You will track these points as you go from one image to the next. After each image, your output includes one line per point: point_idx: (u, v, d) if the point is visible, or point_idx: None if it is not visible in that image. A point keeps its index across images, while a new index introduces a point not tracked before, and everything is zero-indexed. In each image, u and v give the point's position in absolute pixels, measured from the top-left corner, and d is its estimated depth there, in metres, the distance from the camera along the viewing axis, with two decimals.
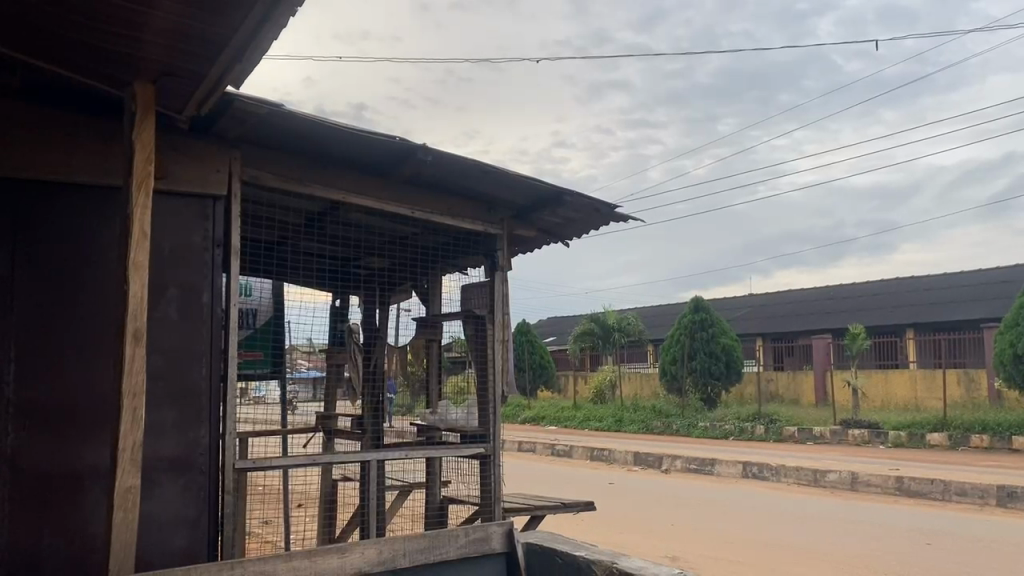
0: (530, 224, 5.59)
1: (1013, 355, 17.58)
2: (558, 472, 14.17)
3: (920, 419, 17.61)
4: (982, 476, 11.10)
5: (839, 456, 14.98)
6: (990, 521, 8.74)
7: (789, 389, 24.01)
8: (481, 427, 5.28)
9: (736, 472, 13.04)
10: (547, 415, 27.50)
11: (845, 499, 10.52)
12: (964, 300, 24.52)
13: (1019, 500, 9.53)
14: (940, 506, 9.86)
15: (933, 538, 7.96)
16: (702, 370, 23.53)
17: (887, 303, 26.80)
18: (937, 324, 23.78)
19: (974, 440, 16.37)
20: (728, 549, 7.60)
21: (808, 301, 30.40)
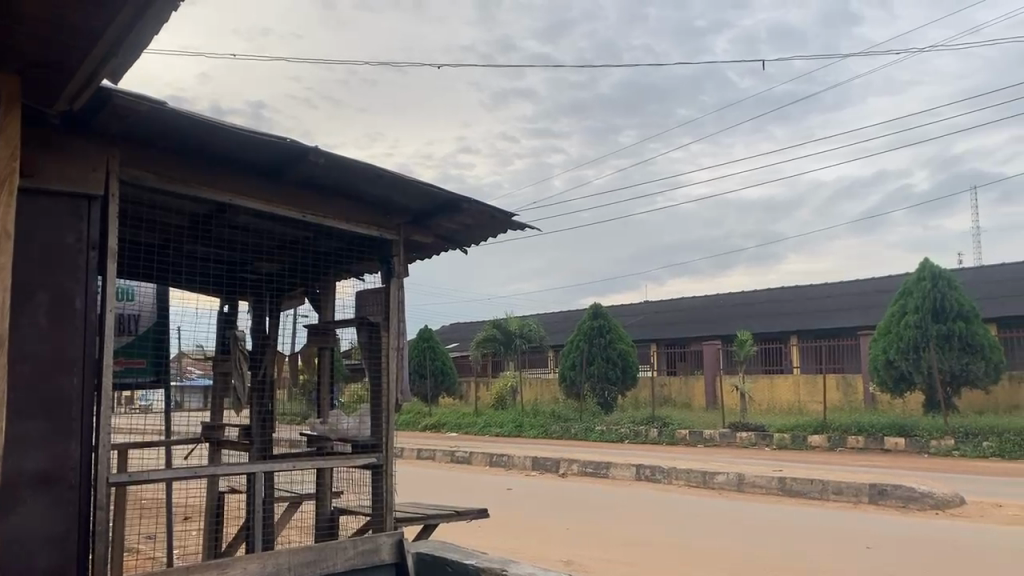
0: (426, 230, 5.53)
1: (886, 361, 18.67)
2: (457, 477, 14.13)
3: (802, 422, 18.50)
4: (857, 475, 11.77)
5: (727, 457, 15.57)
6: (864, 518, 9.25)
7: (681, 392, 24.80)
8: (373, 437, 5.20)
9: (629, 475, 13.36)
10: (448, 421, 27.40)
11: (731, 499, 10.93)
12: (844, 309, 25.93)
13: (888, 497, 10.15)
14: (820, 505, 10.37)
15: (810, 534, 8.37)
16: (600, 375, 24.00)
17: (774, 310, 28.06)
18: (818, 331, 25.06)
19: (850, 440, 17.35)
20: (621, 552, 7.73)
21: (700, 308, 31.53)
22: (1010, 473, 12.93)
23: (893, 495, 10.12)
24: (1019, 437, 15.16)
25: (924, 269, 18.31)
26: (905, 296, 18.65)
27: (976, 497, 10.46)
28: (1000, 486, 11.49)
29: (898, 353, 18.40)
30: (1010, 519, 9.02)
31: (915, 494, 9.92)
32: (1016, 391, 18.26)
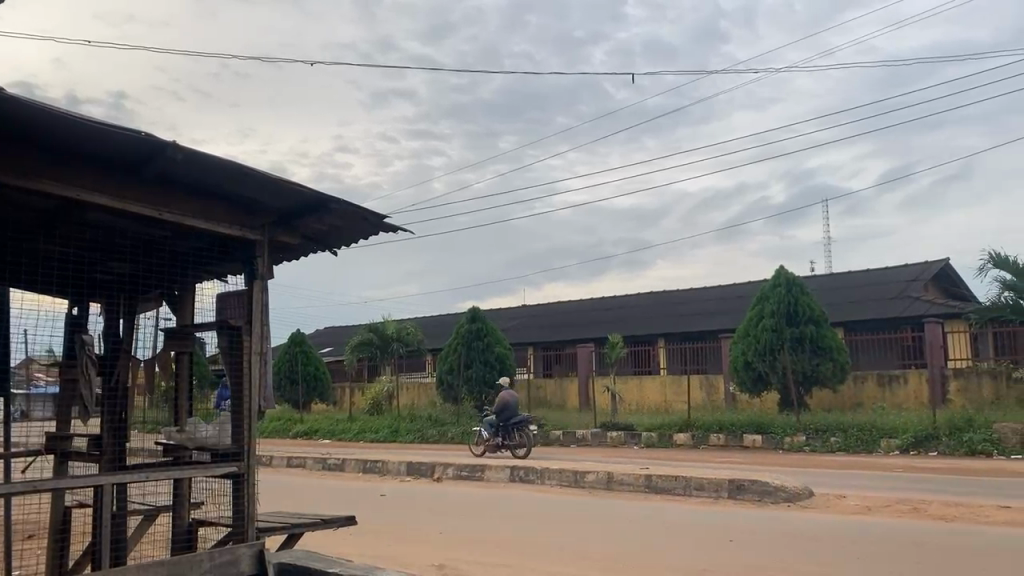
0: (292, 231, 5.38)
1: (744, 362, 19.72)
2: (329, 486, 13.76)
3: (669, 420, 19.28)
4: (716, 471, 12.37)
5: (599, 457, 15.99)
6: (722, 512, 9.74)
7: (556, 394, 25.30)
8: (233, 445, 5.01)
9: (504, 477, 13.48)
10: (321, 428, 26.71)
11: (602, 498, 11.22)
12: (708, 313, 27.21)
13: (745, 491, 10.70)
14: (683, 500, 10.83)
15: (673, 529, 8.75)
16: (477, 378, 24.13)
17: (644, 314, 29.08)
18: (684, 334, 26.22)
19: (713, 438, 18.23)
20: (493, 554, 7.80)
21: (574, 311, 32.27)
22: (854, 466, 13.94)
23: (749, 490, 10.68)
24: (862, 432, 16.40)
25: (778, 276, 19.49)
26: (762, 301, 19.75)
27: (823, 490, 11.20)
28: (845, 478, 12.37)
29: (756, 356, 19.49)
30: (854, 509, 9.73)
31: (769, 488, 10.53)
32: (859, 390, 19.74)
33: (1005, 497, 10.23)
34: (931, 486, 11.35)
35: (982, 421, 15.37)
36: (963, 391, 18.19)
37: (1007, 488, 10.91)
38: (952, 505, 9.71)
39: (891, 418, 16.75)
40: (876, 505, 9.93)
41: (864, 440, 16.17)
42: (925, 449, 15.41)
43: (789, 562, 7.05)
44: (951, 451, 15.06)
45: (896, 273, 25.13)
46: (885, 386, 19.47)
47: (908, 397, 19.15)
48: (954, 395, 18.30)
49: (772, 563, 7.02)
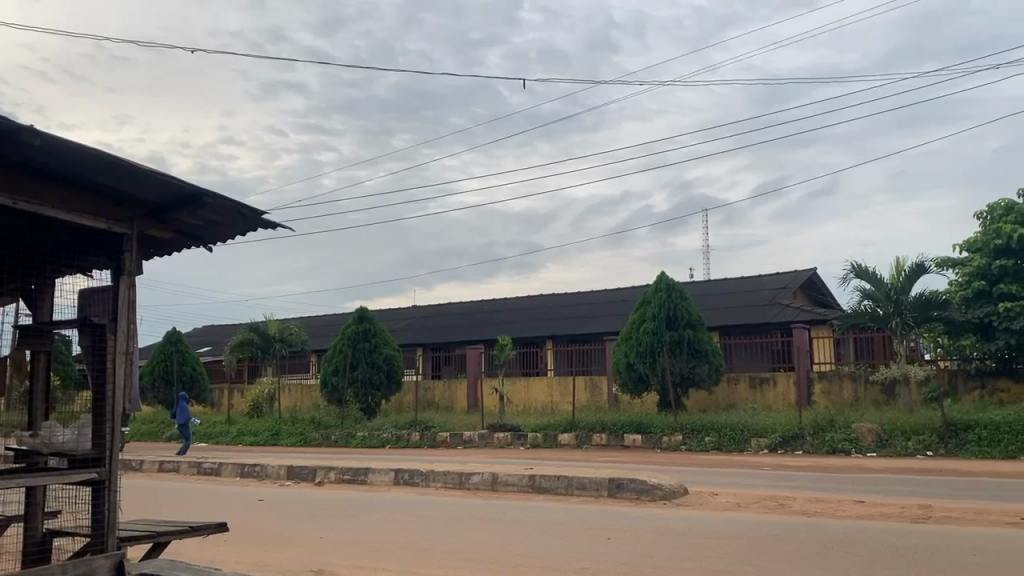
0: (163, 225, 5.14)
1: (626, 364, 20.26)
2: (203, 490, 13.19)
3: (554, 421, 19.58)
4: (596, 470, 12.69)
5: (484, 458, 16.09)
6: (602, 510, 9.96)
7: (444, 396, 25.29)
8: (94, 450, 4.73)
9: (387, 479, 13.35)
10: (197, 431, 25.58)
11: (484, 499, 11.29)
12: (595, 315, 27.82)
13: (624, 490, 10.99)
14: (564, 500, 11.03)
15: (553, 528, 8.86)
16: (363, 380, 23.75)
17: (532, 316, 29.44)
18: (571, 336, 26.73)
19: (595, 438, 18.67)
20: (375, 557, 7.69)
21: (465, 312, 32.31)
22: (726, 464, 14.58)
23: (628, 489, 10.97)
24: (734, 431, 17.17)
25: (658, 281, 20.20)
26: (644, 305, 20.43)
27: (697, 487, 11.66)
28: (718, 476, 12.92)
29: (638, 357, 20.08)
30: (725, 506, 10.17)
31: (647, 487, 10.85)
32: (732, 392, 20.69)
33: (860, 492, 10.95)
34: (795, 482, 12.01)
35: (842, 421, 16.40)
36: (826, 393, 19.41)
37: (862, 484, 11.69)
38: (814, 501, 10.30)
39: (761, 418, 17.63)
40: (745, 501, 10.41)
41: (736, 438, 16.96)
42: (792, 448, 16.34)
43: (665, 558, 7.26)
44: (814, 450, 16.01)
45: (768, 280, 26.48)
46: (755, 388, 20.47)
47: (777, 398, 20.17)
48: (818, 395, 19.58)
49: (649, 560, 7.19)
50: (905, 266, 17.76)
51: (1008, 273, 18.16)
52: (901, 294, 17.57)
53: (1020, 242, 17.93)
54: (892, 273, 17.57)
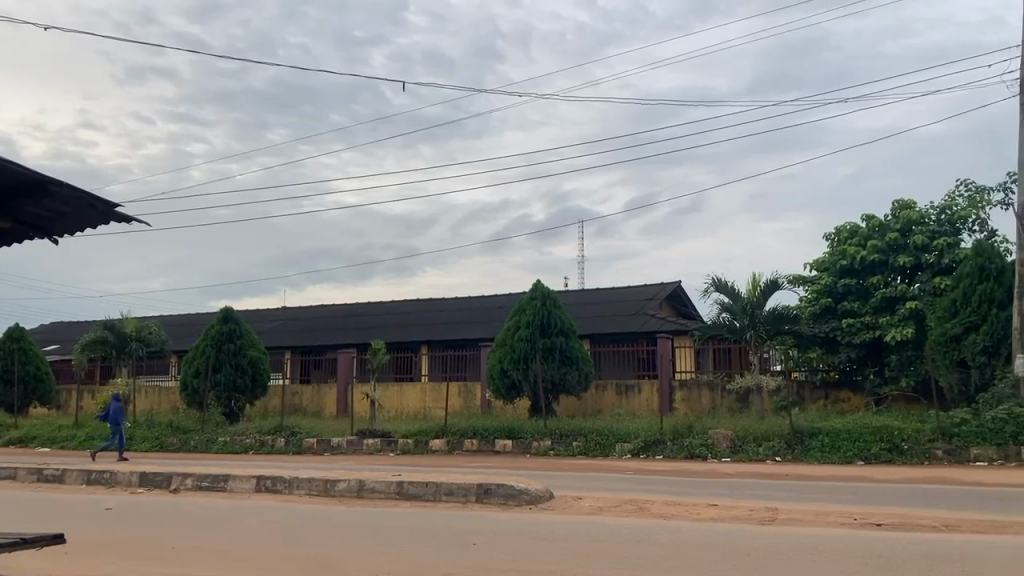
0: (3, 215, 4.78)
1: (500, 370, 20.42)
2: (43, 499, 12.25)
3: (426, 427, 19.48)
4: (465, 476, 12.71)
5: (352, 464, 15.81)
6: (469, 515, 10.02)
7: (312, 401, 24.70)
8: None
9: (248, 487, 12.85)
10: (39, 435, 23.74)
11: (350, 506, 11.09)
12: (469, 321, 27.92)
13: (491, 496, 11.08)
14: (432, 506, 11.00)
15: (420, 534, 8.84)
16: (226, 384, 22.87)
17: (406, 320, 29.22)
18: (446, 342, 26.75)
19: (467, 443, 18.73)
20: (233, 567, 7.42)
21: (337, 315, 31.64)
22: (591, 469, 14.97)
23: (495, 494, 11.07)
24: (600, 437, 17.68)
25: (534, 288, 20.57)
26: (518, 312, 20.73)
27: (561, 491, 11.91)
28: (585, 481, 13.22)
29: (511, 363, 20.29)
30: (588, 510, 10.46)
31: (514, 492, 11.00)
32: (599, 398, 21.29)
33: (714, 495, 11.52)
34: (655, 486, 12.52)
35: (700, 427, 17.16)
36: (686, 399, 20.31)
37: (716, 488, 12.32)
38: (671, 504, 10.78)
39: (625, 424, 18.21)
40: (607, 505, 10.75)
41: (601, 443, 17.52)
42: (653, 452, 17.00)
43: (530, 562, 7.40)
44: (674, 454, 16.73)
45: (637, 292, 27.43)
46: (621, 395, 21.15)
47: (641, 404, 20.88)
48: (679, 402, 20.37)
49: (513, 564, 7.31)
50: (760, 281, 18.90)
51: (851, 292, 19.57)
52: (756, 308, 18.70)
53: (862, 263, 19.39)
54: (748, 288, 18.63)
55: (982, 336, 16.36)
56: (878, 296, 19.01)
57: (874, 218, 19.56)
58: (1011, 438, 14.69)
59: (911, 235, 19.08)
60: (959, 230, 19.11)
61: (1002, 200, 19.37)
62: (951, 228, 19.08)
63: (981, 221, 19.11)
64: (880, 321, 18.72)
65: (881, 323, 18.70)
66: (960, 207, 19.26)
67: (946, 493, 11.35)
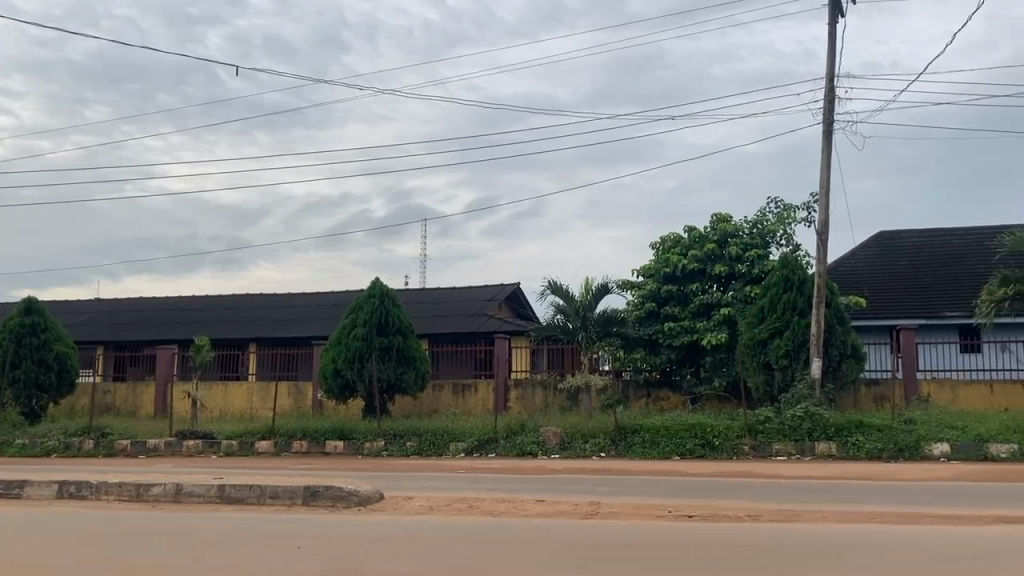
0: None
1: (334, 369, 19.97)
2: None
3: (252, 427, 18.74)
4: (291, 478, 12.33)
5: (167, 468, 14.90)
6: (294, 518, 9.74)
7: (127, 400, 23.08)
8: None
9: (48, 493, 11.81)
10: None
11: (165, 511, 10.46)
12: (303, 318, 27.10)
13: (319, 497, 10.82)
14: (255, 510, 10.59)
15: (240, 539, 8.49)
16: (26, 381, 20.89)
17: (235, 316, 27.91)
18: (277, 339, 25.84)
19: (295, 445, 18.18)
20: None
21: (157, 309, 29.71)
22: (422, 469, 14.93)
23: (323, 495, 10.82)
24: (434, 436, 17.72)
25: (372, 286, 20.31)
26: (355, 311, 20.39)
27: (391, 491, 11.81)
28: (417, 481, 13.16)
29: (345, 363, 19.88)
30: (417, 509, 10.45)
31: (343, 493, 10.78)
32: (435, 398, 21.36)
33: (541, 492, 11.86)
34: (486, 484, 12.70)
35: (531, 425, 17.59)
36: (520, 399, 20.83)
37: (544, 484, 12.66)
38: (500, 501, 10.99)
39: (458, 423, 18.35)
40: (437, 504, 10.79)
41: (434, 443, 17.56)
42: (485, 451, 17.24)
43: (357, 564, 7.29)
44: (506, 452, 17.06)
45: (476, 292, 27.70)
46: (457, 394, 21.32)
47: (475, 404, 21.14)
48: (513, 401, 20.88)
49: (340, 568, 7.17)
50: (592, 285, 19.66)
51: (672, 297, 20.72)
52: (587, 310, 19.50)
53: (683, 270, 20.64)
54: (581, 291, 19.36)
55: (786, 340, 17.90)
56: (697, 302, 20.27)
57: (695, 229, 20.87)
58: (808, 434, 16.15)
59: (727, 246, 20.55)
60: (768, 244, 20.79)
61: (805, 218, 21.27)
62: (762, 242, 20.72)
63: (787, 237, 20.87)
64: (698, 325, 19.95)
65: (699, 328, 19.93)
66: (770, 223, 20.97)
67: (751, 486, 12.28)
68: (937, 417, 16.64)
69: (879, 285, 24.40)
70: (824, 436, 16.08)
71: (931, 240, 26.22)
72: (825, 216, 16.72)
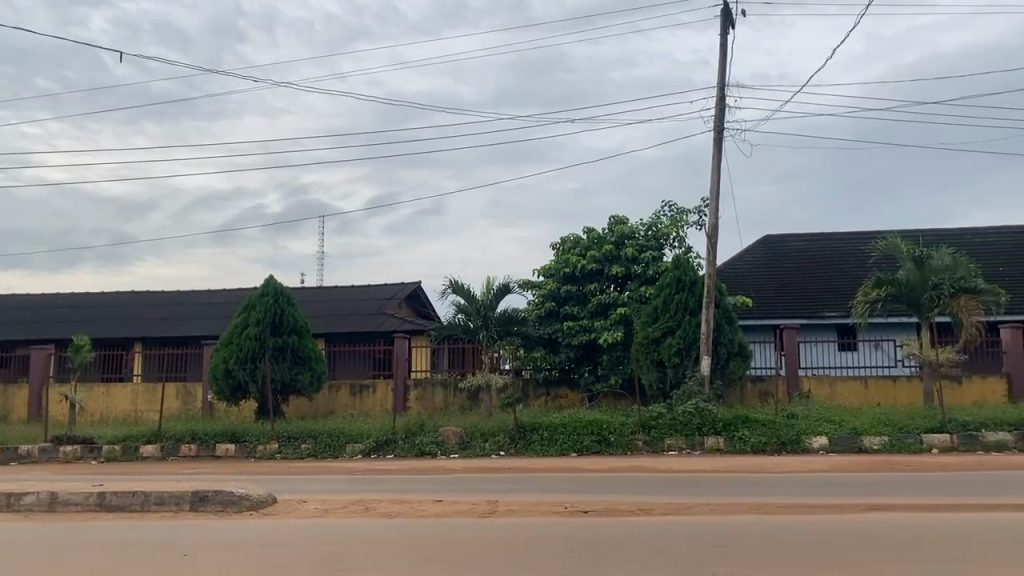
0: None
1: (224, 370, 19.32)
2: None
3: (137, 431, 17.91)
4: (178, 483, 11.84)
5: (41, 476, 14.04)
6: (179, 525, 9.35)
7: None
8: None
9: None
10: None
11: (37, 521, 9.86)
12: (193, 317, 26.06)
13: (207, 503, 10.44)
14: (137, 517, 10.12)
15: (121, 548, 8.09)
16: None
17: (118, 315, 26.55)
18: (164, 338, 24.75)
19: (183, 449, 17.49)
20: None
21: (32, 307, 27.94)
22: (318, 471, 14.63)
23: (211, 501, 10.44)
24: (331, 437, 17.40)
25: (265, 285, 19.75)
26: (247, 309, 19.79)
27: (284, 495, 11.51)
28: (312, 484, 12.87)
29: (237, 363, 19.25)
30: (311, 513, 10.22)
31: (232, 498, 10.40)
32: (332, 399, 20.97)
33: (439, 492, 11.82)
34: (383, 486, 12.55)
35: (431, 425, 17.51)
36: (419, 398, 20.69)
37: (442, 484, 12.62)
38: (396, 502, 10.88)
39: (356, 424, 18.08)
40: (331, 507, 10.58)
41: (330, 444, 17.23)
42: (384, 452, 17.05)
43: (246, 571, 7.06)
44: (405, 453, 16.91)
45: (375, 291, 27.34)
46: (355, 395, 20.98)
47: (374, 404, 20.87)
48: (412, 401, 20.73)
49: None
50: (493, 284, 19.76)
51: (571, 297, 21.06)
52: (488, 309, 19.58)
53: (581, 271, 21.00)
54: (482, 291, 19.42)
55: (678, 339, 18.52)
56: (595, 302, 20.67)
57: (594, 230, 21.28)
58: (697, 429, 16.75)
59: (624, 247, 21.05)
60: (662, 246, 21.42)
61: (697, 221, 22.03)
62: (656, 244, 21.34)
63: (680, 239, 21.56)
64: (596, 324, 20.35)
65: (596, 327, 20.33)
66: (664, 225, 21.60)
67: (645, 481, 12.61)
68: (816, 411, 17.56)
69: (765, 286, 25.54)
70: (712, 431, 16.72)
71: (812, 243, 27.65)
72: (715, 220, 17.38)
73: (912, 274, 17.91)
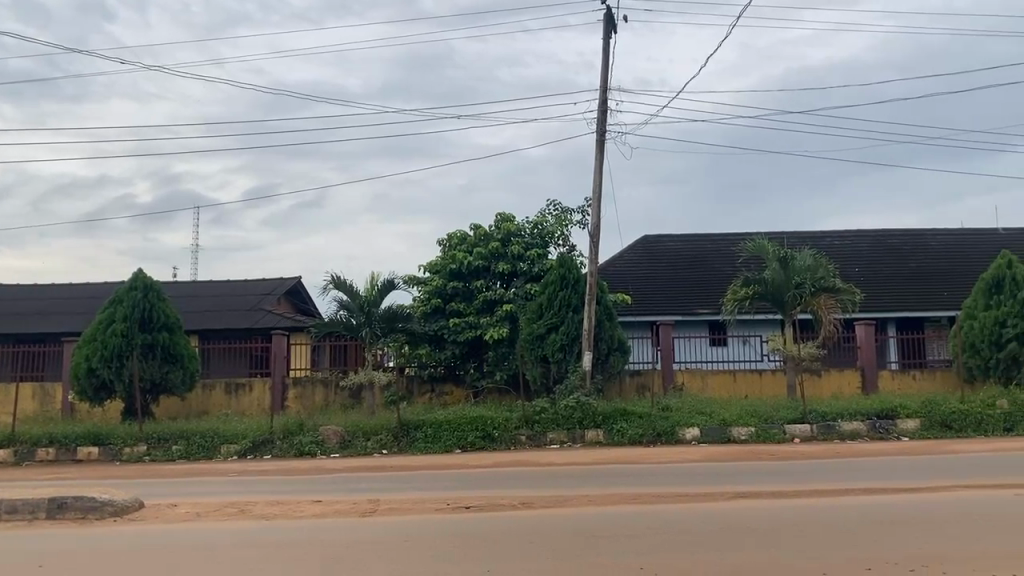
0: None
1: (86, 368, 18.19)
2: None
3: None
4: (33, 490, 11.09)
5: None
6: (35, 534, 8.76)
7: None
8: None
9: None
10: None
11: None
12: (51, 313, 24.42)
13: (66, 510, 9.82)
14: None
15: None
16: None
17: None
18: (19, 335, 23.07)
19: (40, 453, 16.39)
20: None
21: None
22: (189, 473, 14.02)
23: (72, 507, 9.83)
24: (205, 438, 16.72)
25: (133, 279, 18.74)
26: (113, 305, 18.72)
27: (153, 499, 10.98)
28: (183, 487, 12.32)
29: (100, 362, 18.17)
30: (183, 516, 9.81)
31: (95, 503, 9.83)
32: (205, 398, 20.14)
33: (318, 492, 11.58)
34: (260, 487, 12.18)
35: (311, 424, 17.10)
36: (298, 397, 20.15)
37: (322, 484, 12.36)
38: (274, 504, 10.58)
39: (231, 424, 17.46)
40: (204, 510, 10.17)
41: (204, 445, 16.56)
42: (261, 453, 16.54)
43: None
44: (283, 453, 16.45)
45: (252, 286, 26.43)
46: (230, 394, 20.21)
47: (251, 404, 20.18)
48: (292, 400, 20.19)
49: None
50: (378, 281, 19.50)
51: (458, 294, 21.03)
52: (372, 306, 19.32)
53: (468, 267, 21.02)
54: (366, 287, 19.14)
55: (561, 335, 18.89)
56: (480, 298, 20.73)
57: (481, 227, 21.35)
58: (578, 423, 17.12)
59: (510, 245, 21.23)
60: (547, 244, 21.73)
61: (581, 220, 22.49)
62: (541, 242, 21.63)
63: (565, 238, 21.95)
64: (481, 321, 20.44)
65: (482, 323, 20.42)
66: (549, 224, 21.93)
67: (526, 475, 12.78)
68: (689, 404, 18.32)
69: (643, 285, 26.39)
70: (592, 424, 17.13)
71: (687, 244, 28.79)
72: (598, 219, 17.80)
73: (777, 273, 18.91)
